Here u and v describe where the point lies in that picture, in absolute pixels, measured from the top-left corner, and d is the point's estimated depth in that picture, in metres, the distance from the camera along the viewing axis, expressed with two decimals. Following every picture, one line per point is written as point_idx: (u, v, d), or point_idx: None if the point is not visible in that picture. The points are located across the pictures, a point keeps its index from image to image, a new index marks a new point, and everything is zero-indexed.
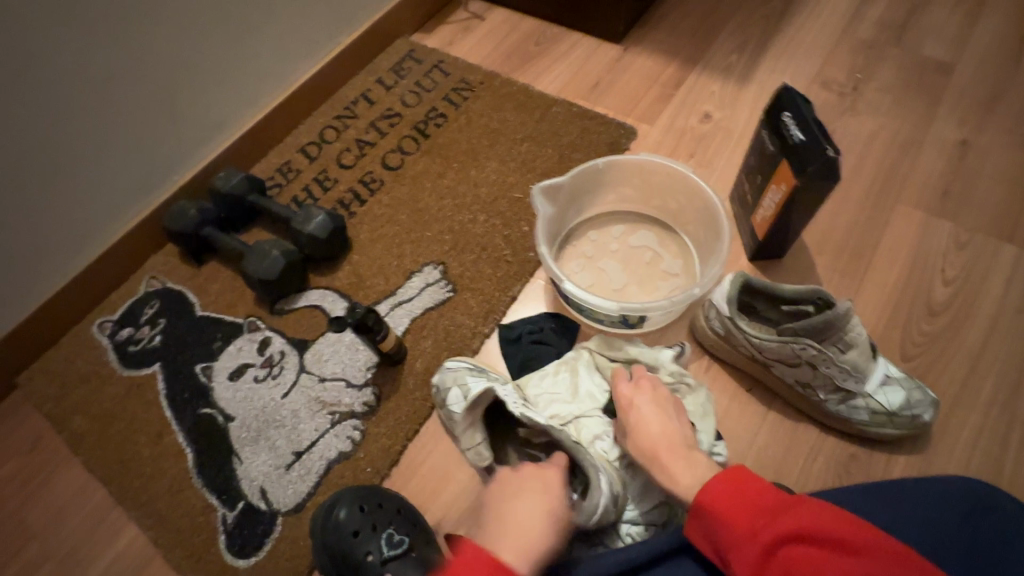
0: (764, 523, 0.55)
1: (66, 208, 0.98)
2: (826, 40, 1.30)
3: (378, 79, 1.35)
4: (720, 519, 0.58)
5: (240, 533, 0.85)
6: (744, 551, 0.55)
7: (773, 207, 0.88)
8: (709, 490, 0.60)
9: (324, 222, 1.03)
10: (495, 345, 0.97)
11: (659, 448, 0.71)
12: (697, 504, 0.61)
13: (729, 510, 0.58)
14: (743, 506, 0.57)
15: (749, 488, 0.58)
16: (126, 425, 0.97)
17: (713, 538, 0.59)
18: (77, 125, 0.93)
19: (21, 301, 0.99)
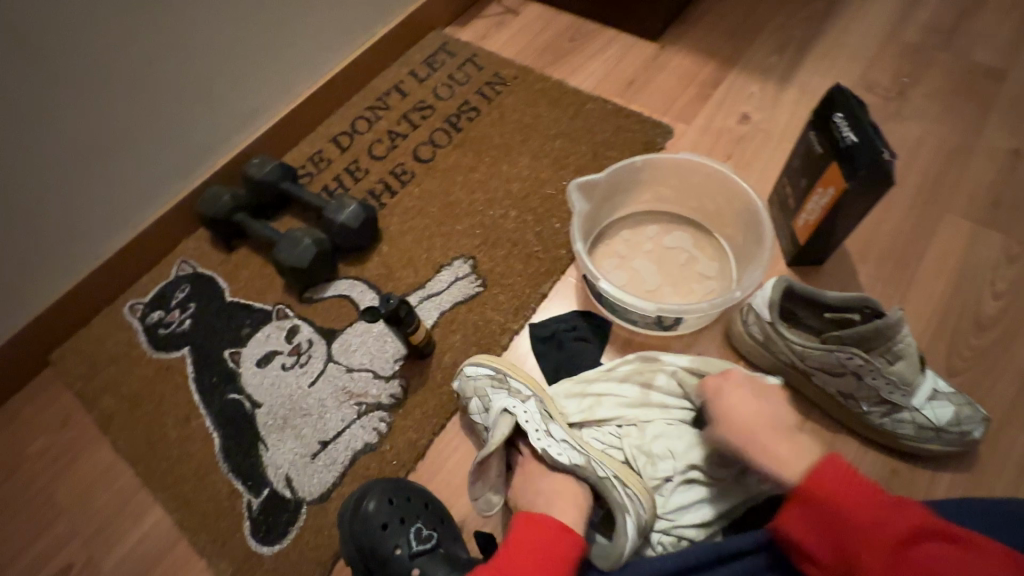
0: (891, 518, 0.56)
1: (102, 189, 0.99)
2: (871, 42, 1.26)
3: (411, 71, 1.34)
4: (841, 512, 0.58)
5: (264, 520, 0.85)
6: (876, 546, 0.55)
7: (819, 211, 0.85)
8: (823, 480, 0.60)
9: (356, 212, 1.02)
10: (524, 342, 0.96)
11: (756, 433, 0.68)
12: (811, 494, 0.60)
13: (849, 503, 0.58)
14: (863, 498, 0.58)
15: (862, 484, 0.59)
16: (154, 407, 0.97)
17: (829, 530, 0.58)
18: (116, 106, 0.94)
19: (57, 279, 1.00)
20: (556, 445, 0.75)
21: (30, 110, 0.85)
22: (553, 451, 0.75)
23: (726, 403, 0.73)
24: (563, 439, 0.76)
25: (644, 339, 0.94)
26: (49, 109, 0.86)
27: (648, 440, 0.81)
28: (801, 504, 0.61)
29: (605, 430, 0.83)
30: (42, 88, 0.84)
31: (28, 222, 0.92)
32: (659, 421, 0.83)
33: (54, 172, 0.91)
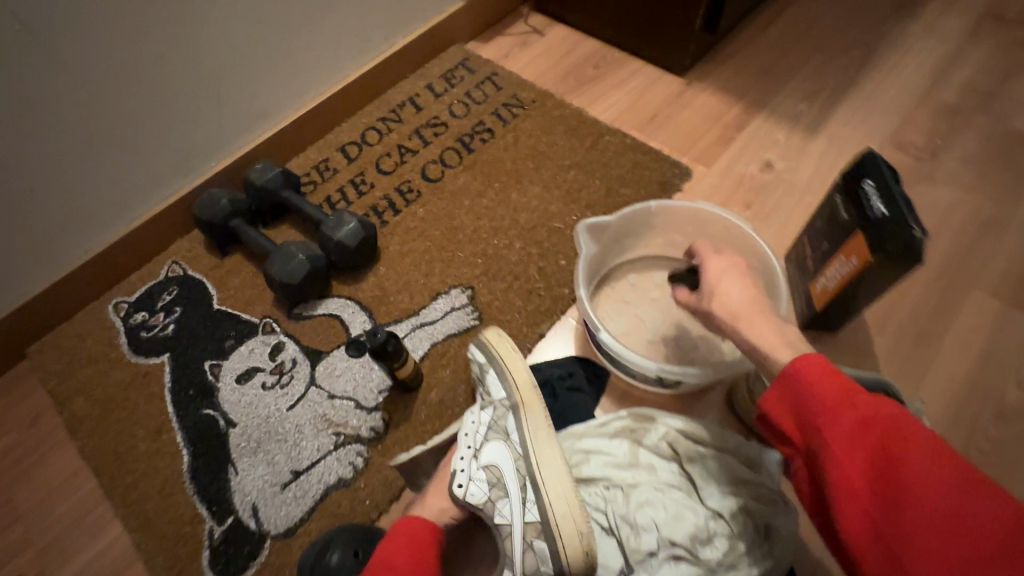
0: (861, 405, 0.53)
1: (95, 183, 0.95)
2: (906, 98, 1.22)
3: (428, 85, 1.31)
4: (813, 394, 0.56)
5: (225, 551, 0.80)
6: (839, 427, 0.53)
7: (839, 279, 0.80)
8: (804, 367, 0.58)
9: (354, 230, 0.98)
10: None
11: (749, 313, 0.66)
12: (789, 373, 0.58)
13: (826, 388, 0.55)
14: (840, 387, 0.55)
15: (842, 377, 0.56)
16: (127, 415, 0.93)
17: (797, 409, 0.57)
18: (114, 101, 0.90)
19: (40, 272, 0.97)
20: (465, 475, 0.75)
21: (21, 99, 0.81)
22: (456, 480, 0.75)
23: (723, 287, 0.70)
24: (486, 467, 0.75)
25: (643, 393, 0.89)
26: (41, 100, 0.83)
27: (631, 509, 0.74)
28: (775, 384, 0.59)
29: (590, 490, 0.78)
30: (35, 78, 0.80)
31: (12, 213, 0.88)
32: (648, 484, 0.77)
33: (42, 164, 0.87)
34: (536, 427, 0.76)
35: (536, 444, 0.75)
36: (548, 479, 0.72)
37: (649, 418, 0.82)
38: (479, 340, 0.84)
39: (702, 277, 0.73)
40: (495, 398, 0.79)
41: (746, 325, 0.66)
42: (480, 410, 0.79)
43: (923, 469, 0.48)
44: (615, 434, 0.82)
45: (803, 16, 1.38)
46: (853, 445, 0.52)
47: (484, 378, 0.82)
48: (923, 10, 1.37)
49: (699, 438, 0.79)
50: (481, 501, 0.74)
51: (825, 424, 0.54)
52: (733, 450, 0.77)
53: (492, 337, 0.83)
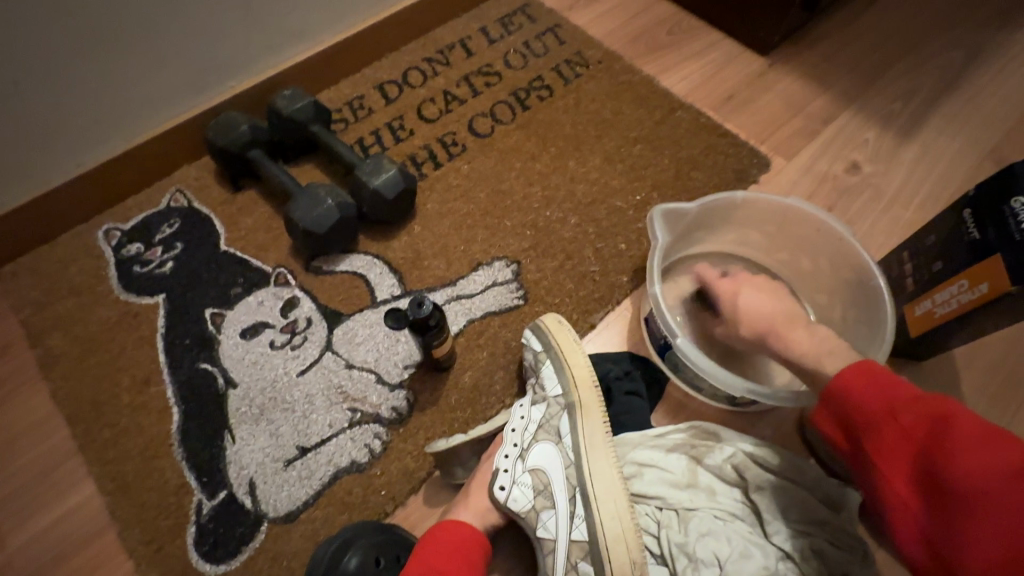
0: (907, 408, 0.52)
1: (88, 87, 0.79)
2: (1011, 113, 1.10)
3: (481, 28, 1.16)
4: (853, 405, 0.55)
5: (213, 530, 0.70)
6: (885, 433, 0.53)
7: (954, 306, 0.70)
8: (843, 375, 0.57)
9: (394, 179, 0.85)
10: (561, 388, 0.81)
11: (772, 331, 0.67)
12: (833, 382, 0.58)
13: (866, 399, 0.55)
14: (884, 393, 0.54)
15: (886, 382, 0.55)
16: (110, 360, 0.81)
17: (843, 415, 0.56)
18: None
19: (17, 185, 0.82)
20: (509, 477, 0.66)
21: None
22: (498, 481, 0.65)
23: (737, 304, 0.71)
24: (532, 470, 0.66)
25: (701, 405, 0.79)
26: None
27: (691, 538, 0.65)
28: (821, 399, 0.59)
29: (641, 509, 0.68)
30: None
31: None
32: (709, 510, 0.67)
33: (27, 52, 0.72)
34: (593, 430, 0.67)
35: (590, 450, 0.66)
36: (607, 497, 0.63)
37: (712, 434, 0.73)
38: (535, 328, 0.76)
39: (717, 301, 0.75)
40: (549, 394, 0.71)
41: (774, 340, 0.66)
42: (531, 405, 0.70)
43: (967, 466, 0.46)
44: (672, 447, 0.72)
45: (901, 7, 1.24)
46: (900, 448, 0.52)
47: (537, 370, 0.73)
48: None
49: (769, 466, 0.69)
50: (523, 509, 0.65)
51: (872, 430, 0.54)
52: (810, 487, 0.68)
53: (549, 322, 0.75)
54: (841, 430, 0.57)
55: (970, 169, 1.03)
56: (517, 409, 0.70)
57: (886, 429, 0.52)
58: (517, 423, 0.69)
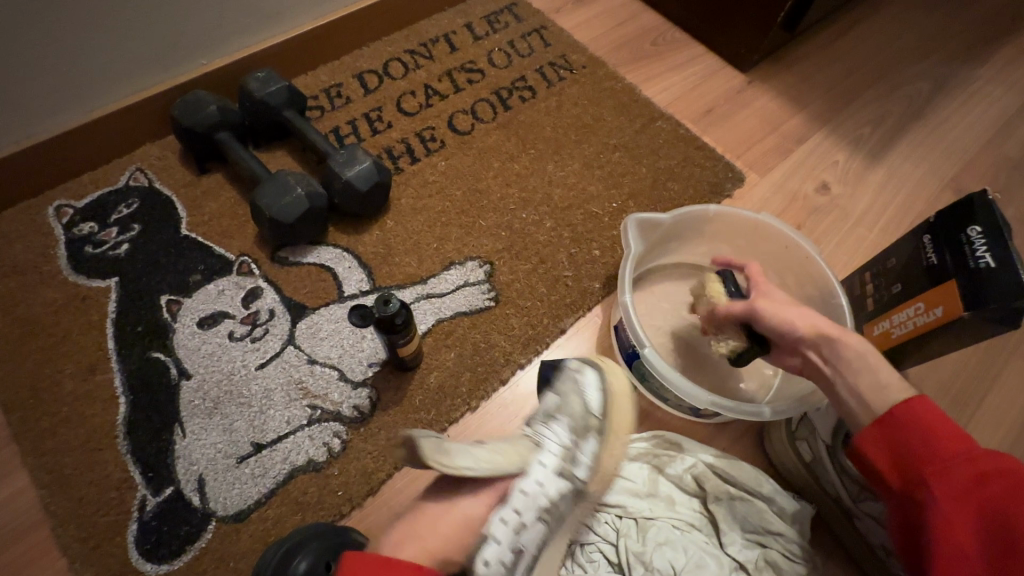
0: (985, 457, 0.46)
1: (43, 54, 0.75)
2: (972, 143, 1.14)
3: (467, 23, 1.14)
4: (915, 433, 0.50)
5: (157, 528, 0.67)
6: (952, 474, 0.46)
7: (911, 327, 0.72)
8: (922, 407, 0.51)
9: (368, 171, 0.83)
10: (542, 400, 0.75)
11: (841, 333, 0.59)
12: (902, 408, 0.51)
13: (931, 431, 0.49)
14: (958, 436, 0.49)
15: (957, 432, 0.49)
16: (54, 344, 0.77)
17: (904, 446, 0.50)
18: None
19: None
20: (498, 553, 0.57)
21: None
22: (486, 554, 0.57)
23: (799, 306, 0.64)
24: (521, 547, 0.59)
25: (665, 415, 0.80)
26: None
27: (649, 548, 0.66)
28: (879, 422, 0.52)
29: (601, 518, 0.69)
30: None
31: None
32: (667, 521, 0.68)
33: None
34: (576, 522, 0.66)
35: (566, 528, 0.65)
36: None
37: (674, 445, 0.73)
38: (602, 391, 0.70)
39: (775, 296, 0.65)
40: (577, 471, 0.64)
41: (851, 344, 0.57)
42: (556, 476, 0.63)
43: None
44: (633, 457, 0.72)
45: (875, 35, 1.28)
46: (965, 493, 0.45)
47: (580, 439, 0.66)
48: (997, 54, 1.29)
49: (729, 477, 0.70)
50: None
51: (936, 468, 0.47)
52: (768, 497, 0.68)
53: (615, 387, 0.71)
54: (890, 460, 0.51)
55: (931, 195, 1.07)
56: (532, 471, 0.62)
57: (959, 472, 0.46)
58: (531, 492, 0.61)
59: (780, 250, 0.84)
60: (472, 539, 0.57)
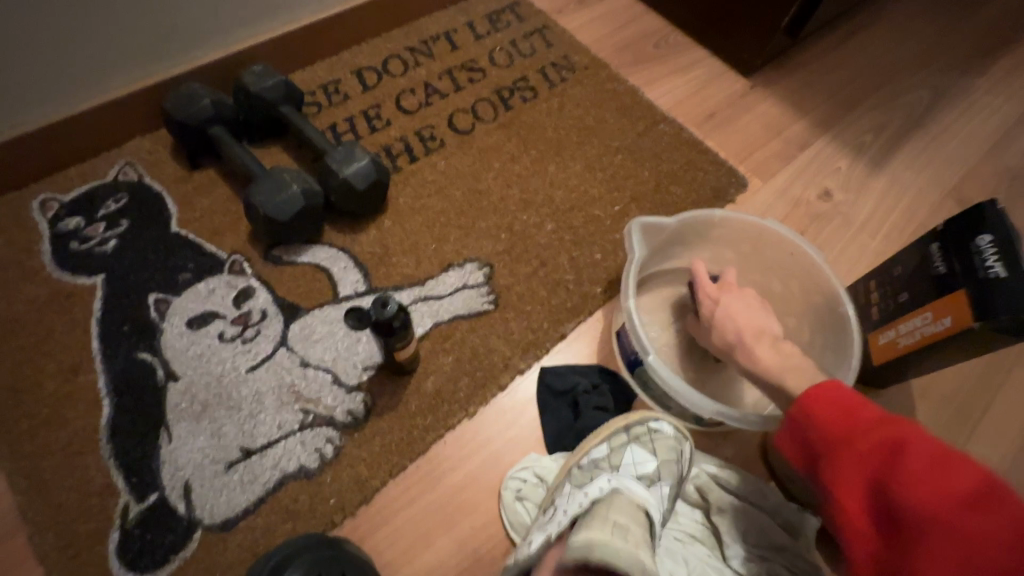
0: (866, 431, 0.49)
1: (31, 40, 0.72)
2: (974, 153, 1.14)
3: (468, 22, 1.12)
4: (813, 421, 0.53)
5: (140, 538, 0.64)
6: (841, 458, 0.50)
7: (918, 337, 0.71)
8: (812, 397, 0.54)
9: (366, 170, 0.81)
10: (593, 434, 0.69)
11: (742, 337, 0.66)
12: (796, 404, 0.55)
13: (829, 417, 0.52)
14: (852, 414, 0.51)
15: (854, 405, 0.52)
16: (36, 343, 0.74)
17: (806, 440, 0.54)
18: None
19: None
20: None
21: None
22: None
23: (720, 311, 0.70)
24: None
25: None
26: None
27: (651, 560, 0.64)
28: (785, 419, 0.56)
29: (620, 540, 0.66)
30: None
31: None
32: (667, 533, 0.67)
33: None
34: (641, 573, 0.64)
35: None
36: None
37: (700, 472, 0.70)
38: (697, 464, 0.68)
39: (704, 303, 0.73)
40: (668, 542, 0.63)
41: (741, 351, 0.65)
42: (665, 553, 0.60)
43: (924, 496, 0.43)
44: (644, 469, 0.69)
45: (877, 43, 1.28)
46: (856, 472, 0.48)
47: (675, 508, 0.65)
48: (997, 65, 1.29)
49: (733, 488, 0.68)
50: None
51: (831, 456, 0.51)
52: (771, 509, 0.66)
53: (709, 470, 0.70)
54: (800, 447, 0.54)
55: (934, 204, 1.06)
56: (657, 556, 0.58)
57: (845, 456, 0.49)
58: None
59: (784, 258, 0.82)
60: None
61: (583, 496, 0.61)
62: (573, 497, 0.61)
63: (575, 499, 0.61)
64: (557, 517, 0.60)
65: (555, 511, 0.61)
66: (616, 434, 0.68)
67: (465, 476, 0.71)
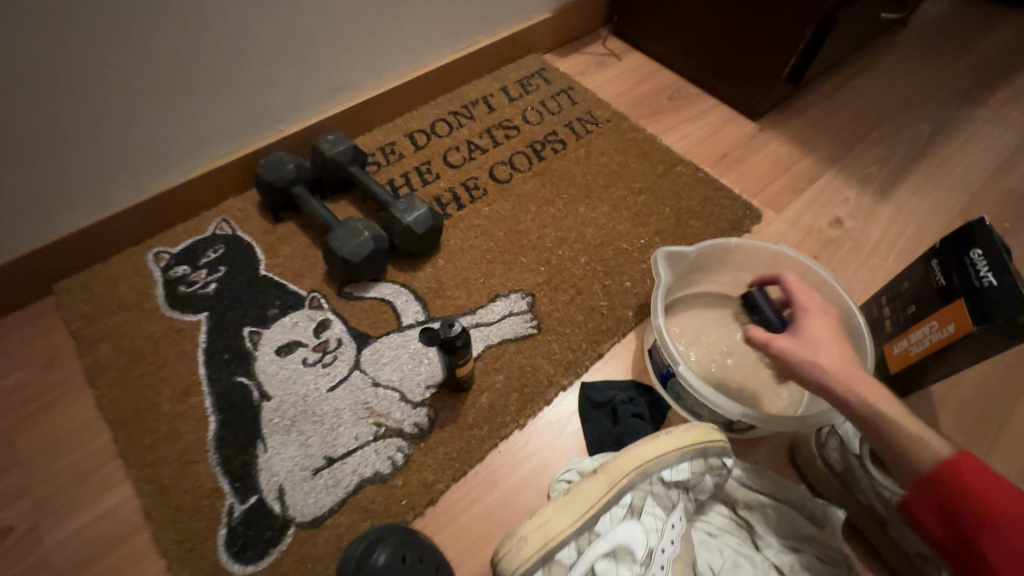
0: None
1: (144, 121, 0.89)
2: (977, 179, 1.22)
3: (503, 87, 1.29)
4: (960, 493, 0.54)
5: (244, 533, 0.74)
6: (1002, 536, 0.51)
7: (928, 344, 0.78)
8: (956, 466, 0.56)
9: (424, 217, 0.95)
10: (669, 442, 0.70)
11: (856, 375, 0.64)
12: (937, 472, 0.56)
13: (977, 489, 0.54)
14: (1004, 492, 0.53)
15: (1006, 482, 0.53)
16: (153, 370, 0.88)
17: (947, 508, 0.55)
18: (184, 37, 0.84)
19: (72, 209, 0.91)
20: None
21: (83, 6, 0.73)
22: None
23: (826, 344, 0.67)
24: None
25: None
26: (104, 10, 0.75)
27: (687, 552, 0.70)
28: (922, 484, 0.57)
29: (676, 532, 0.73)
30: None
31: (51, 135, 0.81)
32: (699, 528, 0.73)
33: (118, 96, 0.84)
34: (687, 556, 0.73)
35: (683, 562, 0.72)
36: None
37: (757, 479, 0.75)
38: (751, 476, 0.75)
39: (802, 333, 0.70)
40: (720, 534, 0.73)
41: (862, 389, 0.62)
42: (714, 545, 0.71)
43: None
44: (697, 468, 0.70)
45: (876, 84, 1.40)
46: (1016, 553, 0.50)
47: (727, 508, 0.75)
48: (993, 98, 1.38)
49: (761, 488, 0.74)
50: None
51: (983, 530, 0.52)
52: (796, 503, 0.73)
53: (756, 473, 0.75)
54: (946, 521, 0.55)
55: (942, 226, 1.14)
56: (709, 554, 0.70)
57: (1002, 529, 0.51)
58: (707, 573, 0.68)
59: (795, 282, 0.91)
60: (552, 544, 0.64)
61: (674, 531, 0.67)
62: (665, 530, 0.66)
63: (669, 537, 0.66)
64: (660, 556, 0.65)
65: (654, 547, 0.65)
66: (695, 458, 0.70)
67: (517, 481, 0.80)
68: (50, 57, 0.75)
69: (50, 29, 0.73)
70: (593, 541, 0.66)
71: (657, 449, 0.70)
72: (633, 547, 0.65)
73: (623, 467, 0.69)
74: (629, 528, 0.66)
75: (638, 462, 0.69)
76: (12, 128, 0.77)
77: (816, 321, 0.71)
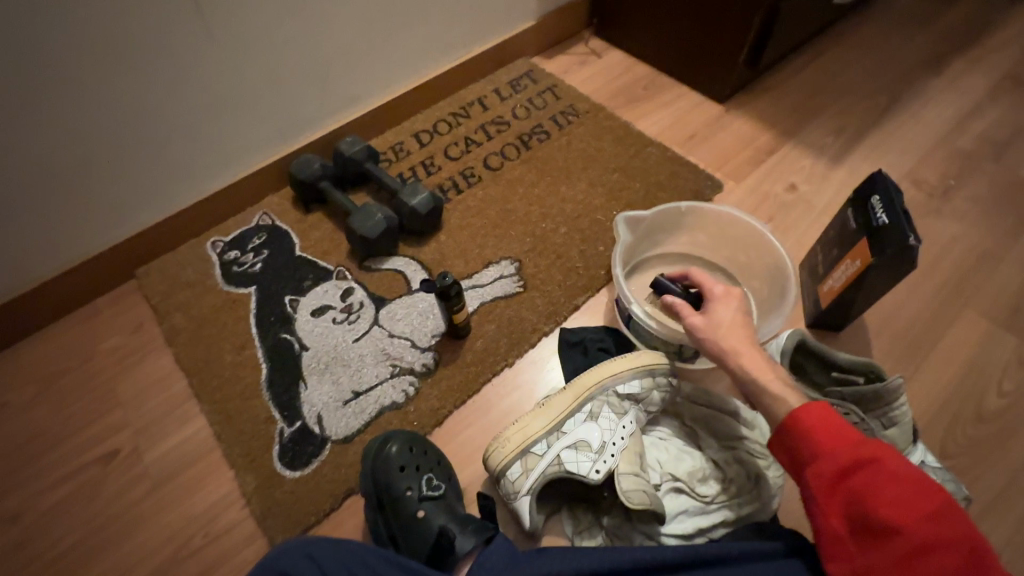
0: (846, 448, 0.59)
1: (154, 136, 1.05)
2: (927, 142, 1.34)
3: (495, 88, 1.48)
4: (804, 435, 0.62)
5: (293, 447, 0.95)
6: (824, 467, 0.59)
7: (844, 279, 0.93)
8: (804, 412, 0.63)
9: (426, 200, 1.14)
10: (625, 364, 0.87)
11: (745, 347, 0.76)
12: (790, 419, 0.64)
13: (816, 430, 0.61)
14: (835, 432, 0.61)
15: (841, 424, 0.61)
16: (216, 331, 1.10)
17: (791, 446, 0.63)
18: (209, 71, 1.04)
19: (148, 210, 1.14)
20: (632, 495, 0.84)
21: (116, 51, 0.92)
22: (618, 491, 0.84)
23: (728, 320, 0.80)
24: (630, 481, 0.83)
25: None
26: (168, 57, 0.98)
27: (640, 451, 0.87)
28: (779, 429, 0.65)
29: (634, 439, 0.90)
30: (94, 22, 0.88)
31: (79, 154, 0.99)
32: (654, 435, 0.90)
33: (179, 119, 1.06)
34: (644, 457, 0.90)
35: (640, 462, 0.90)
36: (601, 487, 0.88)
37: (703, 397, 0.90)
38: (696, 392, 0.91)
39: (711, 312, 0.82)
40: (669, 439, 0.89)
41: (748, 358, 0.75)
42: (661, 446, 0.88)
43: (891, 505, 0.53)
44: (643, 382, 0.87)
45: (838, 62, 1.52)
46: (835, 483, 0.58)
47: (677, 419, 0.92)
48: (950, 67, 1.49)
49: (704, 400, 0.90)
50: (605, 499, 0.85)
51: (814, 462, 0.60)
52: (731, 411, 0.88)
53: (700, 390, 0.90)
54: (790, 458, 0.64)
55: None
56: (658, 452, 0.87)
57: (827, 462, 0.59)
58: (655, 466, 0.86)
59: (741, 238, 1.07)
60: (527, 439, 0.82)
61: (624, 430, 0.84)
62: (616, 429, 0.83)
63: (620, 434, 0.83)
64: (612, 448, 0.82)
65: (607, 440, 0.82)
66: (645, 375, 0.87)
67: (507, 406, 0.98)
68: (70, 89, 0.92)
69: (77, 69, 0.90)
70: (560, 437, 0.83)
71: (612, 369, 0.87)
72: (590, 441, 0.82)
73: (586, 384, 0.86)
74: (588, 427, 0.83)
75: (598, 379, 0.87)
76: (98, 152, 1.00)
77: (723, 303, 0.83)
